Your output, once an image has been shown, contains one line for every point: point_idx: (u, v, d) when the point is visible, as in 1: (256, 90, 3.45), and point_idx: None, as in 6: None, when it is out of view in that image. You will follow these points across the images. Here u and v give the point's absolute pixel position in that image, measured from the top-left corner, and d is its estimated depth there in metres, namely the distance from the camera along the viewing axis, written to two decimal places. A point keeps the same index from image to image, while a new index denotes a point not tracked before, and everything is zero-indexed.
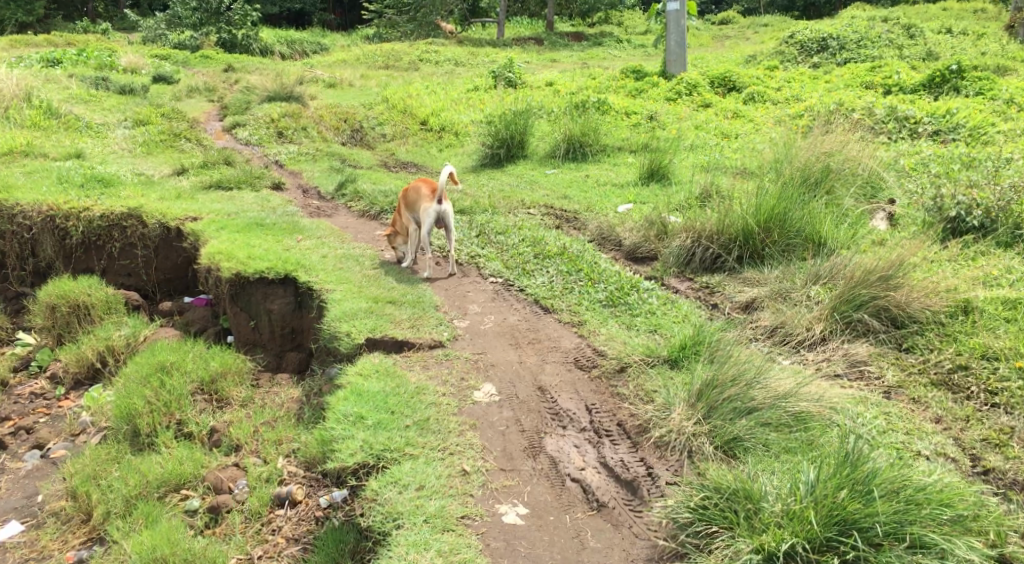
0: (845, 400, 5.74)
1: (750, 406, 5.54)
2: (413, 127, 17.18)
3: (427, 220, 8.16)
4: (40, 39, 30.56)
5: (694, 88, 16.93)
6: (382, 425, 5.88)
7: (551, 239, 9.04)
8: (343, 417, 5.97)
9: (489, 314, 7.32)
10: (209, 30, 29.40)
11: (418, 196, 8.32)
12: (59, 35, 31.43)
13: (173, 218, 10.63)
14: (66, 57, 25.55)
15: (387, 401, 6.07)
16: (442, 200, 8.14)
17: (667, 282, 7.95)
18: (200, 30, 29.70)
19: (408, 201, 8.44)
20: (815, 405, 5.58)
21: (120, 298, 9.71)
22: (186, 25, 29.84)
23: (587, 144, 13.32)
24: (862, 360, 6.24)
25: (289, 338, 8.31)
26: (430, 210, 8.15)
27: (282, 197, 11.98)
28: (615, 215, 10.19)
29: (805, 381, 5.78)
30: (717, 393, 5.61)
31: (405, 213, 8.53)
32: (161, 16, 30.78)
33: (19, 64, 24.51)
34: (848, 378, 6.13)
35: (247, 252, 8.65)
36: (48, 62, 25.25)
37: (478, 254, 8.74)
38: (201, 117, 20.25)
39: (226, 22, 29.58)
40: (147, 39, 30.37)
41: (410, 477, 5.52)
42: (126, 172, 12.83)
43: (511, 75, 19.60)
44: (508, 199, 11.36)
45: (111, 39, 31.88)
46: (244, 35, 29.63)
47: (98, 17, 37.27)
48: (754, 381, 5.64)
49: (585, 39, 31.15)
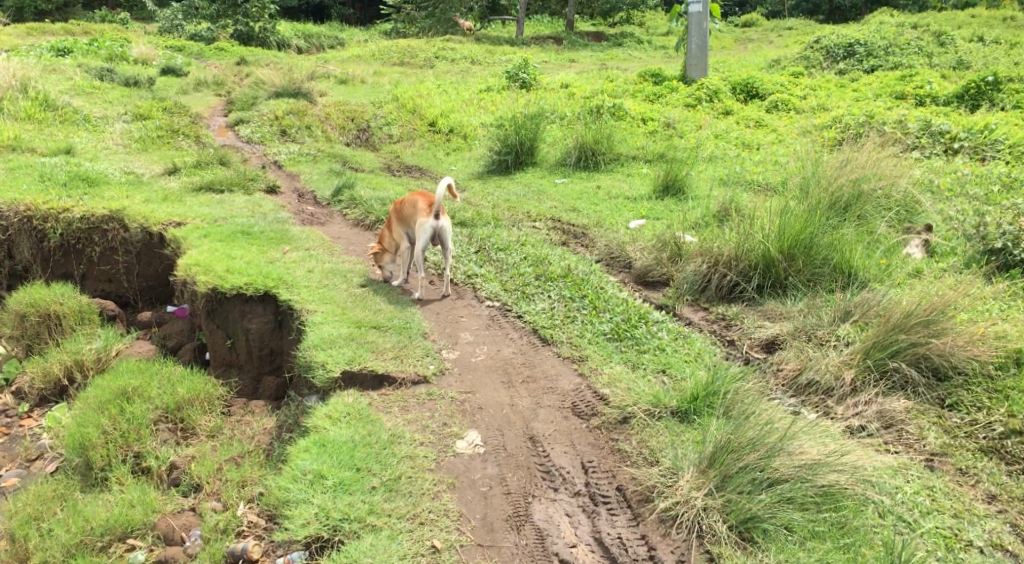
0: (881, 471, 5.12)
1: (770, 479, 4.92)
2: (421, 128, 16.53)
3: (423, 236, 7.49)
4: (57, 27, 30.18)
5: (714, 95, 16.19)
6: (344, 486, 5.23)
7: (554, 259, 8.36)
8: (301, 474, 5.33)
9: (482, 344, 6.66)
10: (226, 23, 28.91)
11: (415, 210, 7.66)
12: (77, 24, 31.07)
13: (156, 222, 10.03)
14: (77, 47, 25.08)
15: (354, 455, 5.43)
16: (440, 215, 7.47)
17: (680, 311, 7.26)
18: (217, 23, 29.26)
19: (404, 214, 7.78)
20: (848, 478, 4.96)
21: (93, 307, 9.10)
22: (204, 17, 29.42)
23: (599, 152, 12.62)
24: (899, 419, 5.57)
25: (268, 359, 7.68)
26: (426, 225, 7.48)
27: (276, 201, 11.37)
28: (626, 233, 9.51)
29: (832, 446, 5.12)
30: (732, 461, 4.97)
31: (400, 227, 7.87)
32: (178, 7, 30.34)
33: (29, 52, 24.06)
34: (883, 440, 5.48)
35: (224, 265, 8.03)
36: (59, 52, 24.78)
37: (475, 273, 8.08)
38: (206, 111, 19.68)
39: (243, 14, 29.06)
40: (163, 30, 29.94)
41: (368, 559, 4.87)
42: (116, 170, 12.26)
43: (525, 76, 18.91)
44: (513, 210, 10.69)
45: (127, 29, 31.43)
46: (262, 28, 29.08)
47: (119, 7, 36.85)
48: (776, 447, 4.98)
49: (605, 40, 30.41)
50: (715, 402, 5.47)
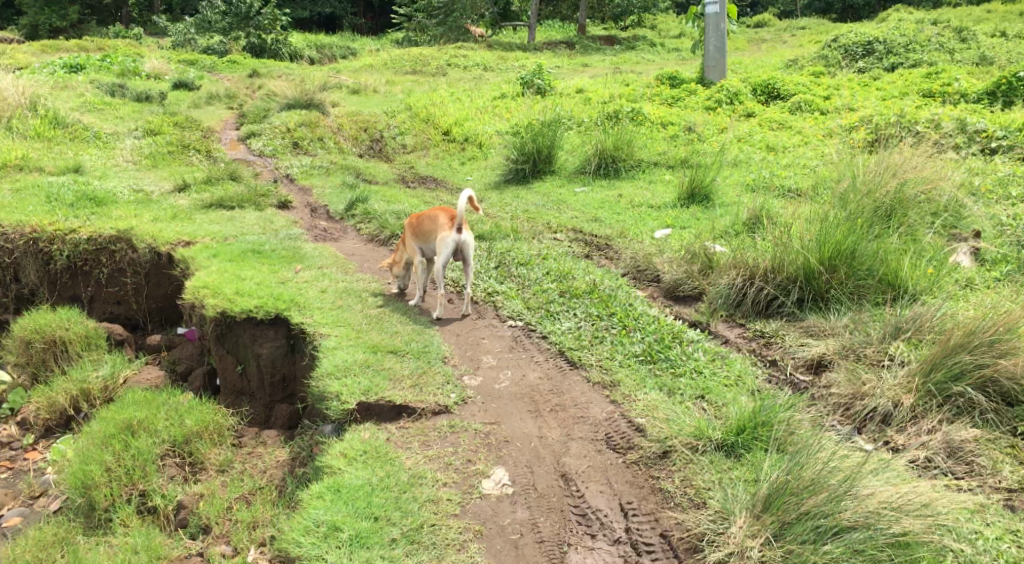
0: (959, 513, 4.64)
1: (836, 526, 4.52)
2: (435, 137, 16.17)
3: (444, 251, 7.09)
4: (70, 44, 30.10)
5: (735, 96, 15.74)
6: (359, 540, 4.84)
7: (579, 274, 7.95)
8: (312, 527, 4.95)
9: (506, 369, 6.26)
10: (238, 35, 28.72)
11: (434, 224, 7.27)
12: (90, 40, 30.97)
13: (165, 242, 9.70)
14: (89, 63, 24.90)
15: (369, 504, 5.03)
16: (462, 228, 7.08)
17: (716, 329, 6.83)
18: (229, 35, 29.07)
19: (422, 229, 7.38)
20: (924, 523, 4.49)
21: (100, 332, 8.73)
22: (216, 30, 29.24)
23: (620, 159, 12.21)
24: (969, 451, 5.14)
25: (280, 387, 7.29)
26: (447, 239, 7.08)
27: (287, 217, 11.03)
28: (651, 243, 9.10)
29: (899, 484, 4.69)
30: (791, 505, 4.61)
31: (418, 242, 7.47)
32: (190, 21, 30.19)
33: (40, 70, 23.90)
34: (953, 474, 5.06)
35: (234, 286, 7.67)
36: (70, 68, 24.60)
37: (496, 291, 7.68)
38: (217, 125, 19.40)
39: (255, 26, 28.85)
40: (176, 44, 29.78)
41: None
42: (125, 189, 11.95)
43: (540, 82, 18.53)
44: (532, 222, 10.31)
45: (139, 44, 31.28)
46: (274, 39, 28.86)
47: (132, 22, 36.76)
48: (841, 490, 4.58)
49: (619, 43, 30.01)
50: (764, 435, 5.11)
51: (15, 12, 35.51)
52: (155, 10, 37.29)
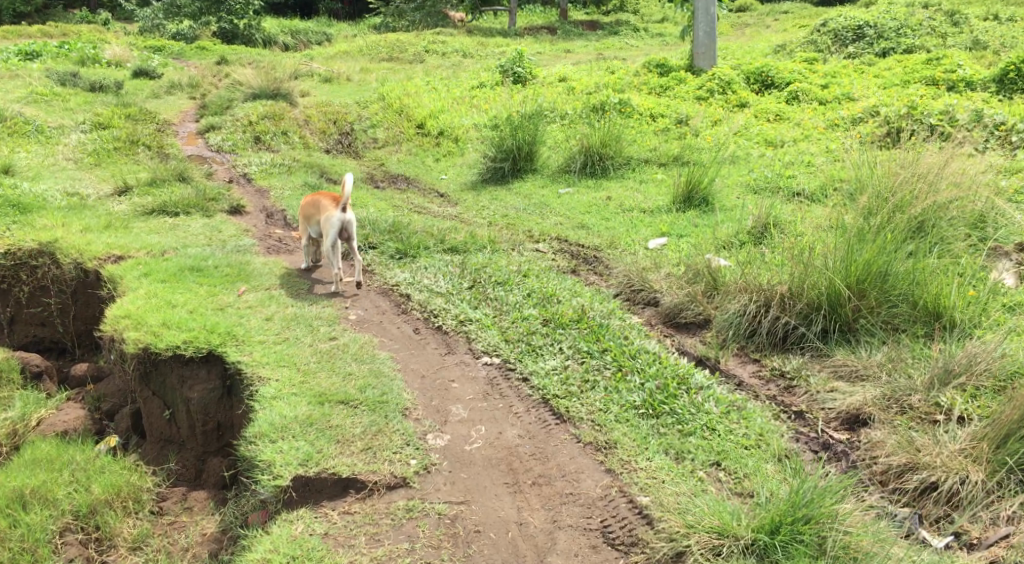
0: None
1: None
2: (408, 130, 15.02)
3: (330, 232, 7.31)
4: (34, 30, 28.65)
5: (727, 85, 14.68)
6: None
7: (565, 297, 6.90)
8: None
9: (479, 422, 5.31)
10: (209, 20, 27.40)
11: (322, 205, 7.47)
12: (56, 25, 29.55)
13: (92, 257, 8.66)
14: (47, 50, 23.55)
15: None
16: (345, 210, 7.29)
17: (727, 364, 5.81)
18: (199, 20, 27.72)
19: (312, 211, 7.59)
20: None
21: (12, 363, 7.77)
22: (186, 15, 27.91)
23: (607, 156, 11.16)
24: None
25: (214, 436, 6.21)
26: (332, 221, 7.29)
27: (239, 224, 9.92)
28: (646, 255, 8.07)
29: None
30: None
31: (310, 222, 7.69)
32: (158, 6, 28.78)
33: None
34: None
35: (158, 316, 6.61)
36: (26, 55, 23.24)
37: (469, 317, 6.63)
38: (177, 117, 18.15)
39: (228, 11, 27.46)
40: (145, 30, 28.38)
41: None
42: (59, 193, 10.83)
43: (520, 71, 17.37)
44: (511, 229, 9.27)
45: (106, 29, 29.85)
46: (247, 24, 27.49)
47: (102, 8, 35.21)
48: None
49: (600, 29, 28.88)
50: (806, 536, 4.24)
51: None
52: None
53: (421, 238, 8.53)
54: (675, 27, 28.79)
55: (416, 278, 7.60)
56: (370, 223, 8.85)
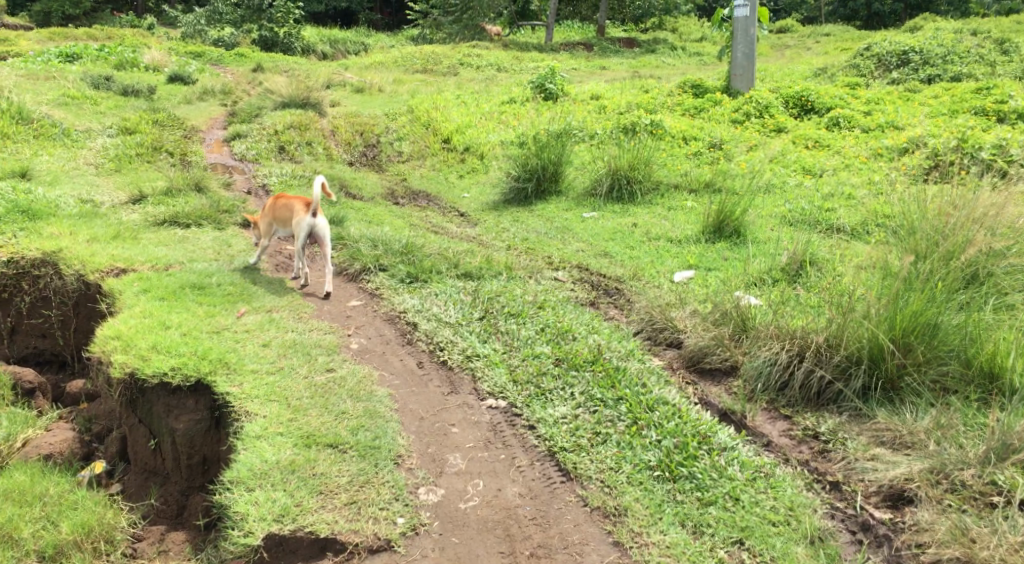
0: None
1: None
2: (434, 145, 14.64)
3: (302, 235, 7.58)
4: (78, 31, 28.83)
5: (764, 109, 14.15)
6: None
7: (582, 334, 6.43)
8: None
9: (478, 475, 5.04)
10: (251, 28, 27.32)
11: (293, 209, 7.76)
12: (101, 28, 29.74)
13: (94, 269, 8.34)
14: (86, 53, 23.62)
15: None
16: (317, 213, 7.58)
17: (755, 421, 5.32)
18: (240, 28, 27.71)
19: (283, 214, 7.86)
20: None
21: (5, 378, 7.43)
22: (228, 22, 27.92)
23: (636, 180, 10.70)
24: None
25: (199, 470, 5.84)
26: (305, 224, 7.57)
27: (250, 238, 9.58)
28: (671, 289, 7.58)
29: None
30: None
31: (280, 224, 7.95)
32: (199, 12, 28.81)
33: (33, 59, 22.59)
34: None
35: (149, 338, 6.25)
36: (65, 57, 23.26)
37: (478, 352, 6.20)
38: (205, 124, 17.91)
39: (269, 19, 27.39)
40: (185, 36, 28.41)
41: None
42: (72, 199, 10.56)
43: (551, 87, 16.96)
44: (531, 256, 8.84)
45: (146, 34, 29.86)
46: (286, 33, 27.43)
47: (148, 13, 35.38)
48: None
49: (638, 46, 28.43)
50: None
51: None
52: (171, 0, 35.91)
53: (434, 261, 8.11)
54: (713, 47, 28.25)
55: (425, 304, 7.19)
56: (382, 244, 8.45)
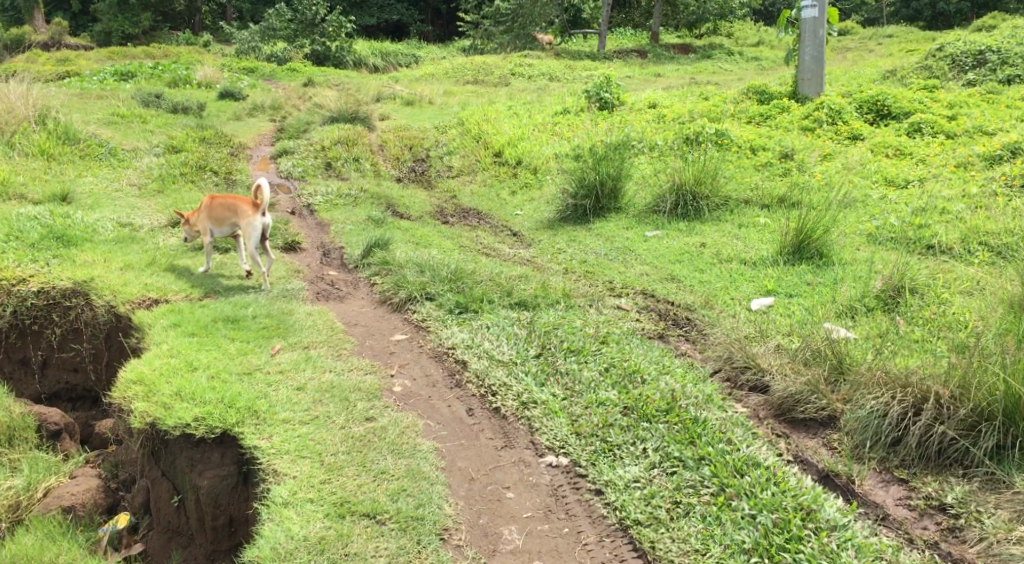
0: None
1: None
2: (484, 158, 13.99)
3: (254, 234, 8.04)
4: (137, 50, 28.96)
5: (836, 115, 13.25)
6: None
7: (651, 376, 5.69)
8: None
9: (538, 555, 4.56)
10: (304, 43, 27.10)
11: (237, 209, 8.15)
12: (159, 47, 29.83)
13: (126, 300, 7.88)
14: (141, 71, 23.61)
15: None
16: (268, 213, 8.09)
17: (864, 486, 4.76)
18: (293, 43, 27.52)
19: (225, 214, 8.21)
20: None
21: (28, 420, 6.92)
22: (282, 37, 27.77)
23: (702, 195, 9.94)
24: None
25: (225, 531, 5.30)
26: (256, 224, 8.02)
27: (290, 263, 9.02)
28: (749, 321, 6.80)
29: None
30: None
31: (221, 225, 8.27)
32: (253, 28, 28.75)
33: (89, 79, 22.58)
34: None
35: (174, 383, 5.69)
36: (120, 76, 23.26)
37: (534, 397, 5.51)
38: (253, 140, 17.56)
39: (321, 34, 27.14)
40: (240, 52, 28.36)
41: None
42: (111, 223, 10.14)
43: (607, 96, 16.23)
44: (590, 282, 8.14)
45: (202, 51, 29.90)
46: (338, 47, 27.15)
47: (205, 30, 35.50)
48: None
49: (693, 52, 27.52)
50: None
51: (90, 19, 34.57)
52: (227, 17, 36.01)
53: (486, 288, 7.45)
54: (773, 51, 27.24)
55: (475, 339, 6.53)
56: (429, 269, 7.81)
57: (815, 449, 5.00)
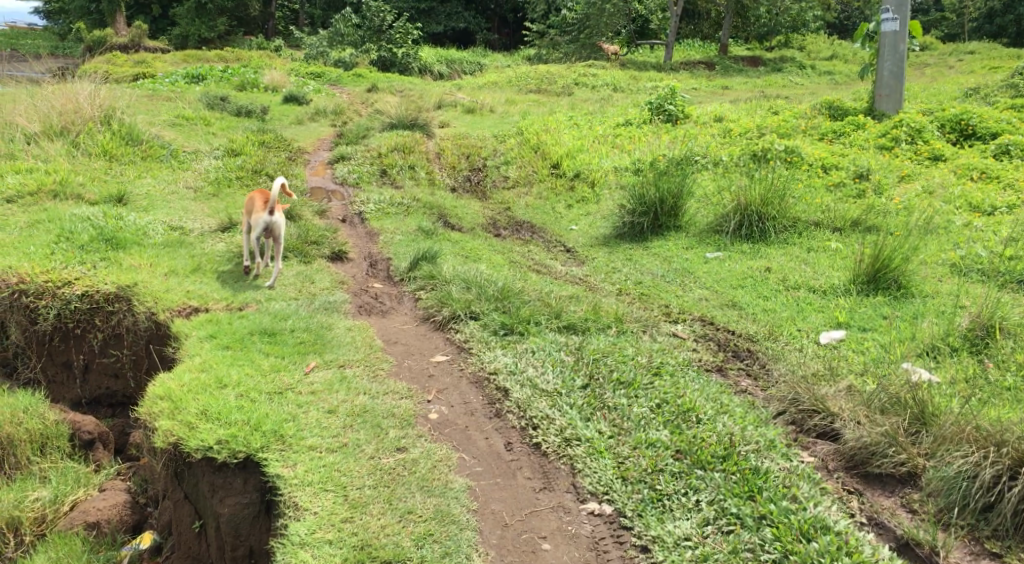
0: None
1: None
2: (542, 170, 13.59)
3: (258, 230, 8.21)
4: (210, 54, 29.33)
5: (915, 134, 12.57)
6: None
7: (707, 416, 5.23)
8: None
9: None
10: (370, 48, 27.10)
11: (254, 205, 8.39)
12: (230, 51, 30.17)
13: (167, 308, 7.64)
14: (211, 74, 23.83)
15: None
16: (274, 211, 8.17)
17: (949, 560, 4.45)
18: (360, 49, 27.56)
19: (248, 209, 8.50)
20: None
21: (61, 428, 6.70)
22: (349, 43, 27.85)
23: (769, 217, 9.43)
24: None
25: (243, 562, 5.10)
26: (261, 219, 8.18)
27: (335, 273, 8.77)
28: (817, 358, 6.30)
29: None
30: None
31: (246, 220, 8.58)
32: (322, 34, 28.90)
33: (159, 81, 22.84)
34: None
35: (200, 400, 5.45)
36: (190, 78, 23.53)
37: (578, 434, 5.19)
38: (312, 144, 17.47)
39: (387, 40, 27.11)
40: (308, 57, 28.52)
41: None
42: (162, 226, 9.98)
43: (672, 109, 15.74)
44: (646, 306, 7.71)
45: (272, 55, 30.21)
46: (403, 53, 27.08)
47: (276, 35, 35.85)
48: None
49: (762, 65, 26.79)
50: None
51: (168, 22, 35.21)
52: (299, 23, 36.38)
53: (534, 308, 7.08)
54: (846, 66, 26.36)
55: (519, 364, 6.16)
56: (476, 286, 7.47)
57: (894, 512, 4.69)
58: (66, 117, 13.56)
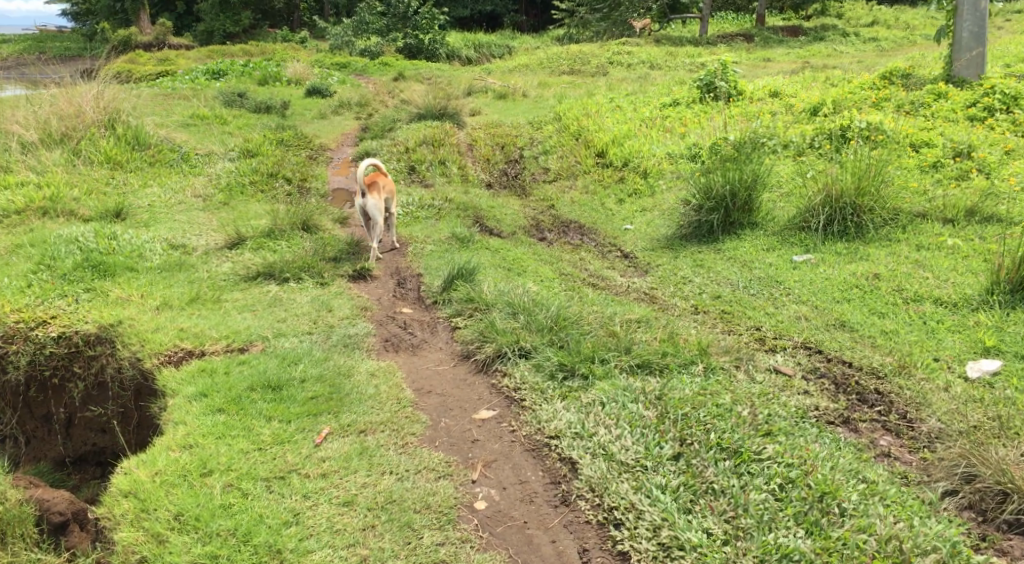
0: None
1: None
2: (586, 159, 12.13)
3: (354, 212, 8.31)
4: (234, 48, 28.14)
5: (1013, 100, 10.95)
6: None
7: (854, 504, 4.22)
8: None
9: None
10: (396, 35, 25.72)
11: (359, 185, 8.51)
12: (255, 44, 28.97)
13: (157, 353, 6.37)
14: (232, 69, 22.59)
15: None
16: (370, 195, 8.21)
17: None
18: (386, 36, 26.23)
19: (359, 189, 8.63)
20: None
21: (26, 509, 5.48)
22: (374, 30, 26.53)
23: (866, 208, 7.94)
24: None
25: None
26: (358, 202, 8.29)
27: (358, 297, 7.47)
28: (973, 418, 4.94)
29: None
30: None
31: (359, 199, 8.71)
32: (345, 22, 27.59)
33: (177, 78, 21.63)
34: None
35: (174, 496, 4.46)
36: (212, 74, 22.31)
37: (677, 537, 4.20)
38: (335, 140, 16.17)
39: (414, 26, 25.72)
40: (332, 47, 27.22)
41: None
42: (162, 244, 8.58)
43: (723, 85, 14.19)
44: (735, 331, 6.30)
45: (298, 47, 29.01)
46: (432, 39, 25.58)
47: (301, 27, 34.59)
48: None
49: (805, 34, 25.03)
50: None
51: (193, 19, 34.11)
52: (324, 14, 35.08)
53: (598, 341, 5.70)
54: (891, 31, 24.47)
55: (586, 424, 4.83)
56: (524, 312, 6.11)
57: None
58: (67, 122, 12.16)
